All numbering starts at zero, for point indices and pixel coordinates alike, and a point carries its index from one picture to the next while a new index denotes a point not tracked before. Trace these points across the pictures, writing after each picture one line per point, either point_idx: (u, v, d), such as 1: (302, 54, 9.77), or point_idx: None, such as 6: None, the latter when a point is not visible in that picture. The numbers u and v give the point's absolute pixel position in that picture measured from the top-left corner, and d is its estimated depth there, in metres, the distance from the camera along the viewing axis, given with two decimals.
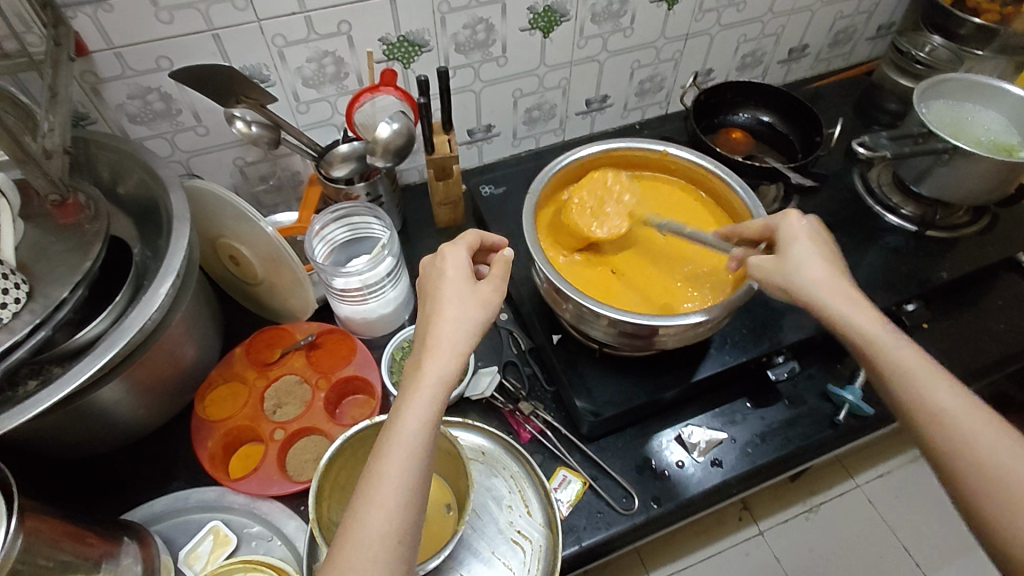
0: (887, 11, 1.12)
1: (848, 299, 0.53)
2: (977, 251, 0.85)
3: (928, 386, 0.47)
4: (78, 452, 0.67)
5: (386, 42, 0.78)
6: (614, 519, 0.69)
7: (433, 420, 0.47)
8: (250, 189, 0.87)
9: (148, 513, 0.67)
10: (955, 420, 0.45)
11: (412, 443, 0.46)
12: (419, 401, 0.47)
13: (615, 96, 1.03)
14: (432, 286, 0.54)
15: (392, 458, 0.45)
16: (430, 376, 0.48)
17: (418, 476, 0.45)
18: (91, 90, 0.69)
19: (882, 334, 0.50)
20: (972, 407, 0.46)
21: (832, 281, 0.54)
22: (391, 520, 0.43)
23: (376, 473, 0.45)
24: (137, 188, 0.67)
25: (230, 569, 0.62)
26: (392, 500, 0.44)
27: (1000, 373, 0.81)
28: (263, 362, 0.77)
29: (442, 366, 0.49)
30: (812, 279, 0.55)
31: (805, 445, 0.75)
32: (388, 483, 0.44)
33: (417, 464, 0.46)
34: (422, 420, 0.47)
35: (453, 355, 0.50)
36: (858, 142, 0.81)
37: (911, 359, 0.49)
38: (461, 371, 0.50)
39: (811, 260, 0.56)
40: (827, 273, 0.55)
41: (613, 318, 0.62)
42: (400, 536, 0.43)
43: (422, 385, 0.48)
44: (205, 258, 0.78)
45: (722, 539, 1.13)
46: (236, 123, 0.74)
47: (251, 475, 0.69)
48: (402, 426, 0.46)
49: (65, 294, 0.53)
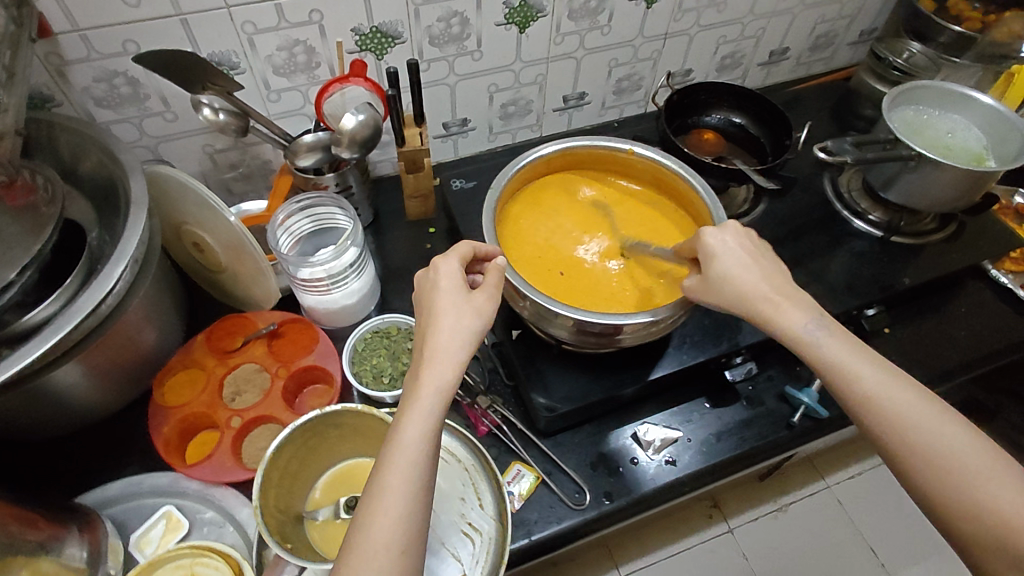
0: (869, 17, 1.12)
1: (771, 303, 0.57)
2: (941, 259, 0.86)
3: (863, 374, 0.52)
4: (34, 434, 0.67)
5: (358, 33, 0.78)
6: (566, 514, 0.70)
7: (434, 430, 0.48)
8: (219, 176, 0.87)
9: (102, 497, 0.67)
10: (889, 402, 0.50)
11: (413, 454, 0.47)
12: (419, 414, 0.48)
13: (592, 94, 1.03)
14: (428, 298, 0.55)
15: (395, 470, 0.46)
16: (431, 388, 0.49)
17: (423, 487, 0.47)
18: (56, 72, 0.68)
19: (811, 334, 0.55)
20: (900, 385, 0.51)
21: (758, 287, 0.57)
22: (399, 531, 0.45)
23: (381, 486, 0.46)
24: (97, 169, 0.67)
25: (177, 553, 0.62)
26: (398, 511, 0.45)
27: (957, 380, 0.83)
28: (223, 349, 0.77)
29: (441, 377, 0.50)
30: (742, 289, 0.57)
31: (760, 445, 0.76)
32: (392, 494, 0.46)
33: (421, 476, 0.47)
34: (421, 433, 0.48)
35: (451, 367, 0.50)
36: (819, 146, 0.81)
37: (843, 352, 0.53)
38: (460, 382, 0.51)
39: (736, 272, 0.58)
40: (750, 280, 0.58)
41: (574, 318, 0.63)
42: (409, 546, 0.45)
43: (422, 397, 0.49)
44: (168, 243, 0.78)
45: (691, 536, 1.14)
46: (204, 110, 0.72)
47: (204, 462, 0.68)
48: (403, 438, 0.47)
49: (14, 276, 0.53)
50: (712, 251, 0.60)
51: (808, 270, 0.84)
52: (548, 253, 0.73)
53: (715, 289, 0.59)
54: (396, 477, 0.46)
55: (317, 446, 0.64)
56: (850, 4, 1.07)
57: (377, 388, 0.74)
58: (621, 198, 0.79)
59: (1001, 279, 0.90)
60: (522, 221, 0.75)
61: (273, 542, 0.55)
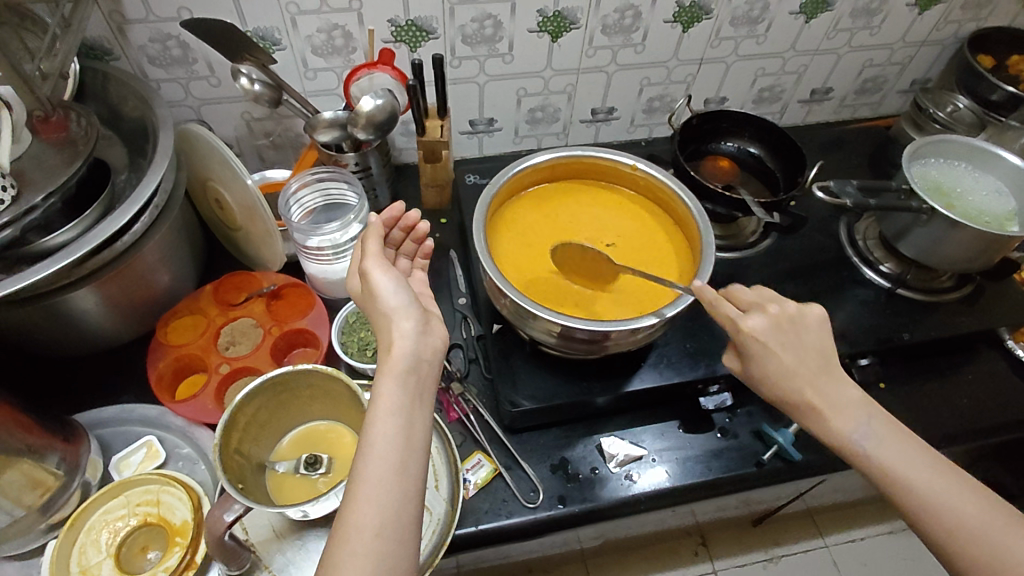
0: (922, 67, 1.09)
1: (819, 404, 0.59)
2: (950, 319, 0.83)
3: (915, 480, 0.54)
4: (47, 351, 0.74)
5: (394, 24, 0.82)
6: (516, 510, 0.71)
7: (400, 416, 0.50)
8: (253, 142, 0.93)
9: (95, 417, 0.73)
10: (943, 504, 0.53)
11: (383, 439, 0.48)
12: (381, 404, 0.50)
13: (622, 110, 1.04)
14: (371, 305, 0.58)
15: (366, 458, 0.48)
16: (384, 375, 0.52)
17: (397, 466, 0.48)
18: (117, 28, 0.75)
19: (860, 439, 0.57)
20: (943, 478, 0.54)
21: (807, 387, 0.59)
22: (381, 508, 0.46)
23: (356, 477, 0.47)
24: (135, 115, 0.74)
25: (145, 478, 0.66)
26: (372, 491, 0.46)
27: (954, 447, 0.79)
28: (227, 302, 0.82)
29: (394, 363, 0.52)
30: (791, 389, 0.59)
31: (725, 477, 0.75)
32: (367, 480, 0.47)
33: (393, 455, 0.48)
34: (385, 418, 0.49)
35: (393, 351, 0.53)
36: (819, 185, 0.79)
37: (895, 453, 0.55)
38: (414, 368, 0.53)
39: (778, 368, 0.60)
40: (796, 380, 0.59)
41: (555, 321, 0.63)
42: (391, 522, 0.46)
43: (383, 388, 0.51)
44: (196, 198, 0.84)
45: (674, 570, 1.17)
46: (241, 78, 0.77)
47: (188, 400, 0.73)
48: (370, 428, 0.49)
49: (37, 201, 0.59)
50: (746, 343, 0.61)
51: None
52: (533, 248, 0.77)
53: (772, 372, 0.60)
54: (367, 461, 0.48)
55: (287, 402, 0.68)
56: (901, 51, 1.05)
57: (361, 359, 0.78)
58: (621, 208, 0.82)
59: (1017, 351, 0.85)
60: (520, 220, 0.78)
61: (225, 478, 0.58)
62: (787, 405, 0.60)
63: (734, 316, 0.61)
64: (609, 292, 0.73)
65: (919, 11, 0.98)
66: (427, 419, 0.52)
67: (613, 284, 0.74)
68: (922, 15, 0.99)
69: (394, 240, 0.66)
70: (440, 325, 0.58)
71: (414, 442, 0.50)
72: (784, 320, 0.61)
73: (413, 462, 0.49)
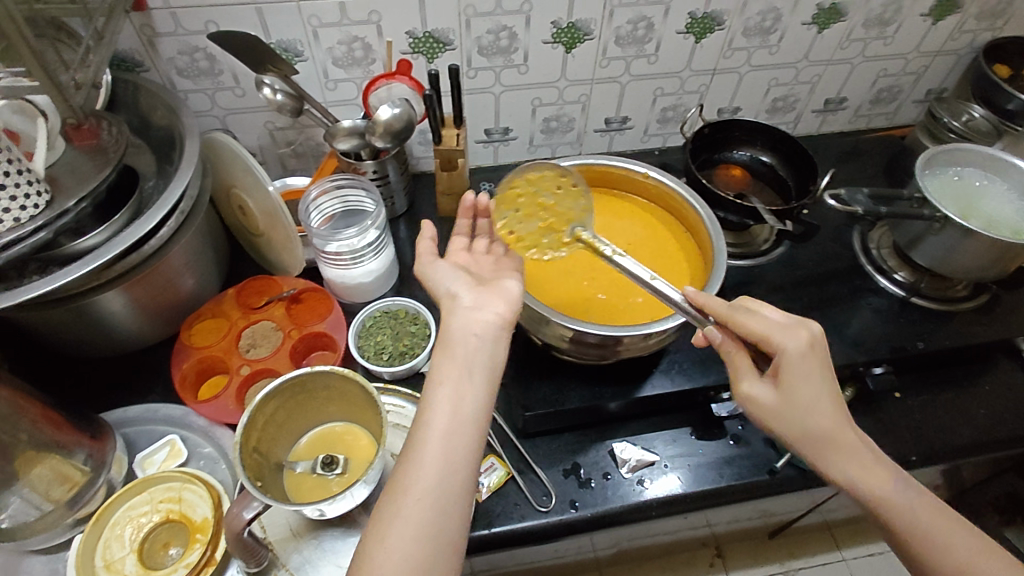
0: (937, 76, 1.09)
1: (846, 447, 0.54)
2: (966, 329, 0.82)
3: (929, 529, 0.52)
4: (77, 351, 0.76)
5: (412, 36, 0.84)
6: (528, 513, 0.72)
7: (458, 392, 0.54)
8: (275, 151, 0.96)
9: (121, 416, 0.75)
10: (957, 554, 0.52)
11: (438, 414, 0.53)
12: (443, 380, 0.55)
13: (636, 119, 1.05)
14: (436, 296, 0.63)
15: (422, 430, 0.53)
16: (446, 355, 0.57)
17: (442, 435, 0.52)
18: (147, 41, 0.78)
19: (888, 492, 0.53)
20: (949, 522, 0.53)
21: (844, 427, 0.54)
22: (425, 475, 0.50)
23: (413, 443, 0.52)
24: (164, 124, 0.77)
25: (168, 476, 0.68)
26: (422, 455, 0.51)
27: (973, 458, 0.77)
28: (249, 306, 0.84)
29: (457, 343, 0.57)
30: (828, 426, 0.54)
31: (738, 484, 0.75)
32: (422, 446, 0.52)
33: (439, 424, 0.53)
34: (444, 395, 0.54)
35: (443, 332, 0.58)
36: (833, 193, 0.79)
37: (926, 516, 0.53)
38: (473, 348, 0.57)
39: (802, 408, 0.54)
40: (830, 417, 0.54)
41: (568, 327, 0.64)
42: (432, 487, 0.50)
43: (449, 363, 0.56)
44: (221, 206, 0.87)
45: None
46: (264, 89, 0.80)
47: (210, 400, 0.76)
48: (430, 403, 0.54)
49: (70, 205, 0.62)
50: (797, 370, 0.54)
51: (820, 320, 0.82)
52: (548, 277, 0.76)
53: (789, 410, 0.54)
54: (418, 432, 0.53)
55: (304, 402, 0.70)
56: (916, 60, 1.05)
57: (377, 363, 0.79)
58: (634, 216, 0.83)
59: None
60: None
61: (244, 475, 0.60)
62: (814, 445, 0.54)
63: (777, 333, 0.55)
64: (622, 295, 0.74)
65: (932, 21, 0.98)
66: (480, 391, 0.55)
67: (626, 288, 0.75)
68: (936, 25, 0.99)
69: (484, 230, 0.68)
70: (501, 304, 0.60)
71: (462, 413, 0.54)
72: (819, 354, 0.55)
73: (460, 431, 0.53)
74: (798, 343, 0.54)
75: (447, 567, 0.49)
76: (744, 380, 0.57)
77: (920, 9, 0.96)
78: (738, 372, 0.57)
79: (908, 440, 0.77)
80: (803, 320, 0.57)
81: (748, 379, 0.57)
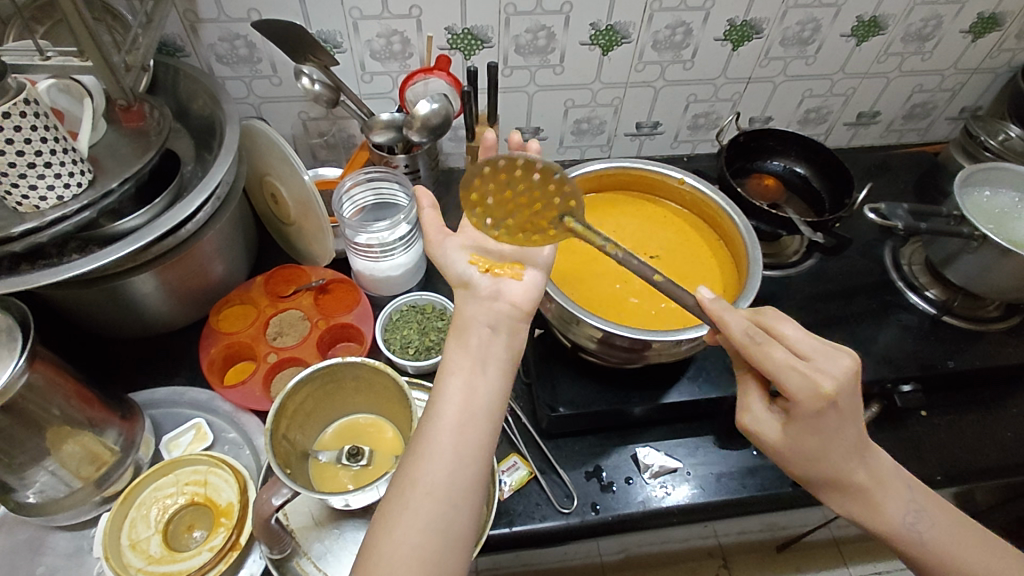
0: (973, 94, 1.08)
1: (843, 480, 0.55)
2: (997, 350, 0.81)
3: (926, 538, 0.56)
4: (108, 331, 0.77)
5: (451, 32, 0.85)
6: (550, 514, 0.72)
7: (470, 386, 0.54)
8: (307, 141, 0.97)
9: (149, 397, 0.76)
10: (949, 553, 0.56)
11: (449, 409, 0.53)
12: (455, 374, 0.55)
13: (667, 124, 1.05)
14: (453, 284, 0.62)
15: (432, 424, 0.52)
16: (461, 348, 0.57)
17: (451, 429, 0.52)
18: (190, 26, 0.78)
19: (877, 517, 0.56)
20: (949, 524, 0.57)
21: (847, 466, 0.54)
22: (434, 468, 0.50)
23: (422, 439, 0.52)
24: (203, 110, 0.78)
25: (195, 459, 0.69)
26: (432, 452, 0.51)
27: (1002, 482, 0.76)
28: (277, 294, 0.85)
29: (472, 339, 0.57)
30: (828, 467, 0.54)
31: (760, 495, 0.74)
32: (431, 441, 0.51)
33: (451, 416, 0.52)
34: (456, 389, 0.54)
35: (459, 318, 0.59)
36: (872, 207, 0.78)
37: (924, 528, 0.56)
38: (488, 343, 0.57)
39: (802, 450, 0.54)
40: (832, 463, 0.54)
41: (602, 329, 0.64)
42: (443, 481, 0.50)
43: (461, 359, 0.56)
44: (253, 193, 0.88)
45: None
46: (303, 79, 0.81)
47: (237, 386, 0.76)
48: (441, 396, 0.54)
49: (114, 186, 0.63)
50: (802, 425, 0.52)
51: (849, 333, 0.82)
52: (583, 279, 0.76)
53: (794, 447, 0.54)
54: (427, 425, 0.53)
55: (332, 393, 0.70)
56: (953, 77, 1.04)
57: (402, 356, 0.80)
58: (667, 222, 0.83)
59: None
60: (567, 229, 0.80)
61: (274, 462, 0.60)
62: (809, 480, 0.56)
63: (789, 371, 0.51)
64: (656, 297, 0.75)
65: (972, 38, 0.97)
66: (493, 384, 0.55)
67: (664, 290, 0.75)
68: (975, 42, 0.98)
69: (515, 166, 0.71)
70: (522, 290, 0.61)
71: (474, 408, 0.53)
72: (837, 412, 0.51)
73: (471, 423, 0.53)
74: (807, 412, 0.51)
75: (455, 560, 0.49)
76: (748, 410, 0.56)
77: (962, 25, 0.95)
78: (746, 403, 0.56)
79: (935, 459, 0.76)
80: (829, 350, 0.53)
81: (754, 408, 0.56)
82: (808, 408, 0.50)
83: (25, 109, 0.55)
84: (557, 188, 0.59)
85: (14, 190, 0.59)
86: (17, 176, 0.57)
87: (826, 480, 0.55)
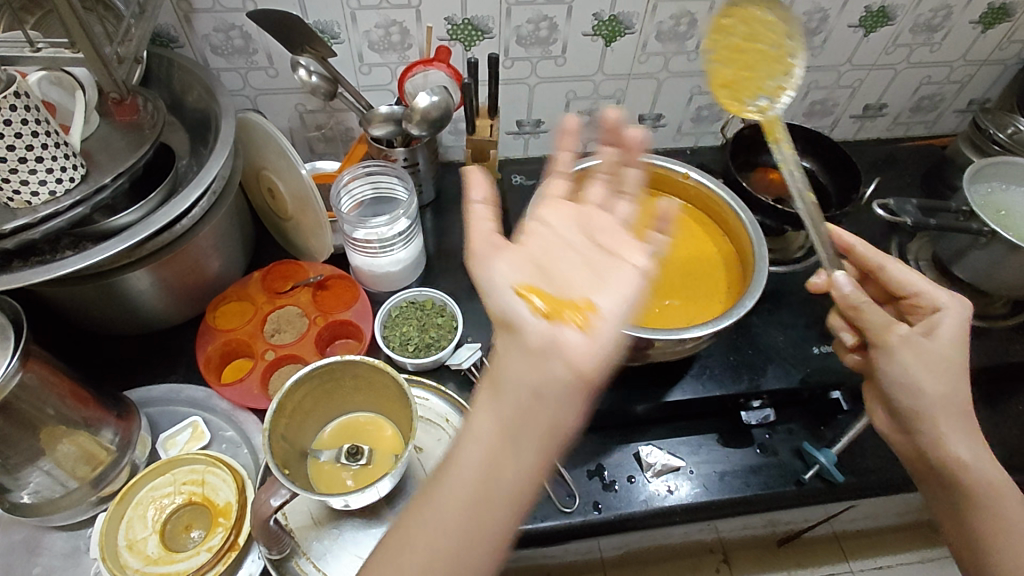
0: (981, 86, 1.06)
1: (964, 416, 0.59)
2: (1004, 348, 0.80)
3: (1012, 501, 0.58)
4: (103, 327, 0.76)
5: (451, 23, 0.83)
6: (551, 513, 0.71)
7: (491, 460, 0.44)
8: (304, 134, 0.95)
9: (145, 395, 0.75)
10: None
11: (460, 488, 0.44)
12: (475, 438, 0.45)
13: (670, 117, 1.03)
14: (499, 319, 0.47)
15: (438, 501, 0.45)
16: (487, 402, 0.45)
17: (466, 505, 0.44)
18: (183, 16, 0.77)
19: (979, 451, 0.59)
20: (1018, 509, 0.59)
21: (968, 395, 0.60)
22: (427, 555, 0.44)
23: (423, 513, 0.45)
24: (197, 103, 0.77)
25: (192, 458, 0.68)
26: (431, 534, 0.44)
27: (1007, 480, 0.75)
28: (275, 290, 0.84)
29: (505, 393, 0.44)
30: (958, 387, 0.59)
31: (764, 493, 0.74)
32: (431, 526, 0.44)
33: (459, 498, 0.44)
34: (471, 465, 0.44)
35: (496, 368, 0.46)
36: (881, 204, 0.76)
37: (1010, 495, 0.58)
38: (527, 403, 0.44)
39: (944, 358, 0.59)
40: (960, 387, 0.59)
41: None
42: (441, 570, 0.44)
43: (487, 419, 0.45)
44: (250, 187, 0.86)
45: None
46: (299, 71, 0.78)
47: (235, 384, 0.75)
48: (455, 467, 0.45)
49: (107, 181, 0.61)
50: (949, 334, 0.61)
51: None
52: None
53: (943, 347, 0.60)
54: (430, 498, 0.45)
55: (332, 391, 0.69)
56: (961, 69, 1.02)
57: (402, 354, 0.79)
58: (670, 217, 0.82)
59: None
60: None
61: (272, 463, 0.59)
62: (937, 399, 0.59)
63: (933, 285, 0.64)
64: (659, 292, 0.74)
65: (982, 29, 0.96)
66: (520, 459, 0.44)
67: (669, 285, 0.75)
68: (985, 33, 0.96)
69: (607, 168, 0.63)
70: (586, 344, 0.44)
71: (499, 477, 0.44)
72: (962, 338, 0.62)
73: (485, 510, 0.44)
74: (953, 325, 0.61)
75: None
76: (896, 325, 0.61)
77: (971, 16, 0.93)
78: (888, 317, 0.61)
79: None
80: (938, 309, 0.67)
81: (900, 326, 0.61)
82: (948, 307, 0.62)
83: (15, 102, 0.54)
84: (775, 63, 0.73)
85: (5, 185, 0.57)
86: (8, 171, 0.56)
87: (948, 402, 0.59)
